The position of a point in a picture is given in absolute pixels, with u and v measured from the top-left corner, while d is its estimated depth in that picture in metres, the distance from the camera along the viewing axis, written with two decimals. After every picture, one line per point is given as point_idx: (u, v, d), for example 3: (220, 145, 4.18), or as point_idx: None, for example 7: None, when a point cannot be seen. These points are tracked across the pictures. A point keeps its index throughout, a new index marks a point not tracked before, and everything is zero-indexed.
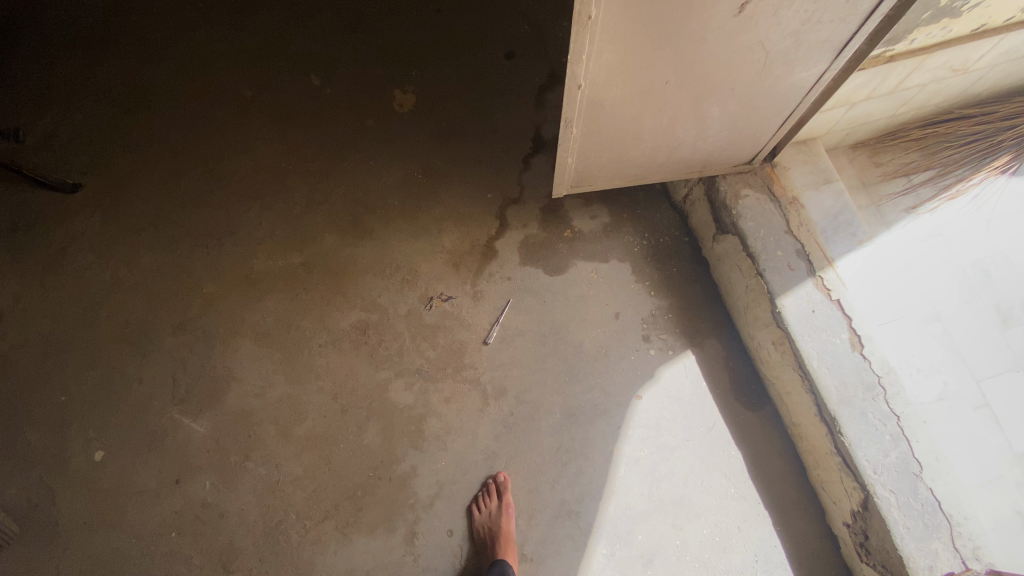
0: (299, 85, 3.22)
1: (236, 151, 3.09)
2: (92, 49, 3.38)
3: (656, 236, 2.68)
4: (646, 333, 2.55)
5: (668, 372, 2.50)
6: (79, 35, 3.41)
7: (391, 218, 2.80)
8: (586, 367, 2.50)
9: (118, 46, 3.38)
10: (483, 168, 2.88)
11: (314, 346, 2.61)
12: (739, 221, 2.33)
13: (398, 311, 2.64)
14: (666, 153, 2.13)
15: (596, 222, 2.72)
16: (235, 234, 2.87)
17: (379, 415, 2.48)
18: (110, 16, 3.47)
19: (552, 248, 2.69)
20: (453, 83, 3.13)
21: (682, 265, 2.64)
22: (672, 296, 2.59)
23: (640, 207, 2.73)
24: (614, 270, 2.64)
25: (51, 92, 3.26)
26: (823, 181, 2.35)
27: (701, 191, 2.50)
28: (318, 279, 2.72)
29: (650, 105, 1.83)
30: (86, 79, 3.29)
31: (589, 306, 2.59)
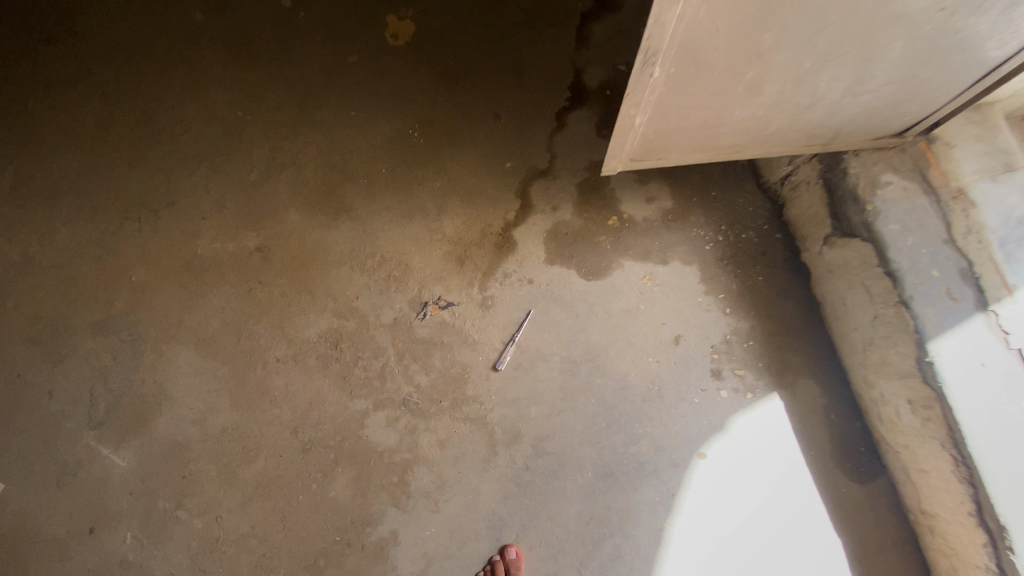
0: (264, 6, 2.44)
1: (181, 93, 2.37)
2: None
3: (736, 232, 1.94)
4: (717, 367, 1.83)
5: (744, 422, 1.80)
6: None
7: (375, 191, 2.09)
8: (632, 410, 1.80)
9: None
10: (501, 126, 2.12)
11: (269, 360, 1.98)
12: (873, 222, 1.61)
13: (379, 318, 1.96)
14: (788, 120, 1.41)
15: (653, 208, 1.97)
16: (174, 205, 2.20)
17: (350, 459, 1.86)
18: None
19: (591, 241, 1.96)
20: (465, 7, 2.32)
21: (771, 273, 1.90)
22: (756, 317, 1.86)
23: (716, 190, 1.99)
24: (676, 275, 1.90)
25: None
26: (1005, 166, 1.56)
27: (818, 174, 1.77)
28: (276, 270, 2.06)
29: (793, 32, 1.10)
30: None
31: (638, 325, 1.87)
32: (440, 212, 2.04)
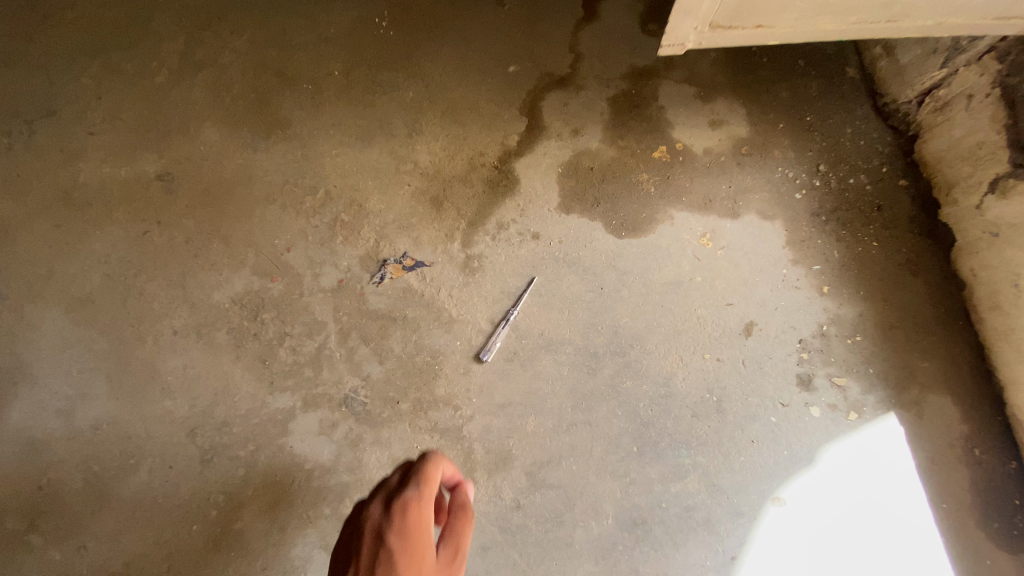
0: None
1: None
2: None
3: (841, 176, 1.32)
4: (806, 372, 1.23)
5: (843, 454, 1.20)
6: None
7: (323, 101, 1.48)
8: (677, 431, 1.22)
9: None
10: (504, 16, 1.50)
11: (164, 332, 1.41)
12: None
13: (317, 280, 1.37)
14: None
15: (719, 137, 1.36)
16: (55, 114, 1.61)
17: (265, 478, 1.29)
18: None
19: (626, 181, 1.35)
20: None
21: (891, 239, 1.29)
22: (867, 302, 1.26)
23: (811, 114, 1.36)
24: (749, 234, 1.30)
25: None
26: None
27: (993, 79, 1.15)
28: (183, 207, 1.48)
29: None
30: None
31: (690, 304, 1.27)
32: (411, 133, 1.42)
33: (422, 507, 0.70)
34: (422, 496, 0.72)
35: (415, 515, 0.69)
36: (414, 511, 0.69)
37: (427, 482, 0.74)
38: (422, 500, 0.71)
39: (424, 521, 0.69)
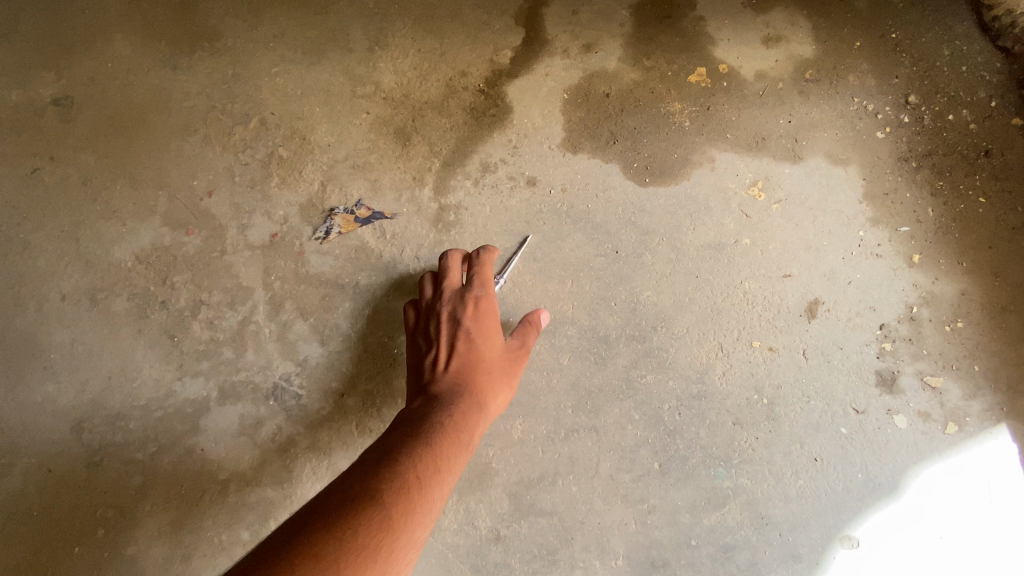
0: None
1: None
2: None
3: (937, 111, 1.00)
4: (888, 368, 0.92)
5: (937, 481, 0.89)
6: None
7: (264, 6, 1.15)
8: (713, 443, 0.91)
9: None
10: None
11: (50, 298, 1.09)
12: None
13: (244, 234, 1.05)
14: None
15: (776, 57, 1.03)
16: None
17: (170, 489, 0.99)
18: None
19: (652, 113, 1.02)
20: None
21: (1003, 194, 0.97)
22: (971, 276, 0.94)
23: (898, 30, 1.04)
24: (815, 183, 0.98)
25: None
26: None
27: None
28: (84, 140, 1.15)
29: None
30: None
31: (734, 274, 0.96)
32: (373, 47, 1.10)
33: (489, 300, 0.85)
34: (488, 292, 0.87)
35: (486, 305, 0.85)
36: (483, 302, 0.85)
37: (489, 282, 0.89)
38: (488, 297, 0.86)
39: (491, 311, 0.85)
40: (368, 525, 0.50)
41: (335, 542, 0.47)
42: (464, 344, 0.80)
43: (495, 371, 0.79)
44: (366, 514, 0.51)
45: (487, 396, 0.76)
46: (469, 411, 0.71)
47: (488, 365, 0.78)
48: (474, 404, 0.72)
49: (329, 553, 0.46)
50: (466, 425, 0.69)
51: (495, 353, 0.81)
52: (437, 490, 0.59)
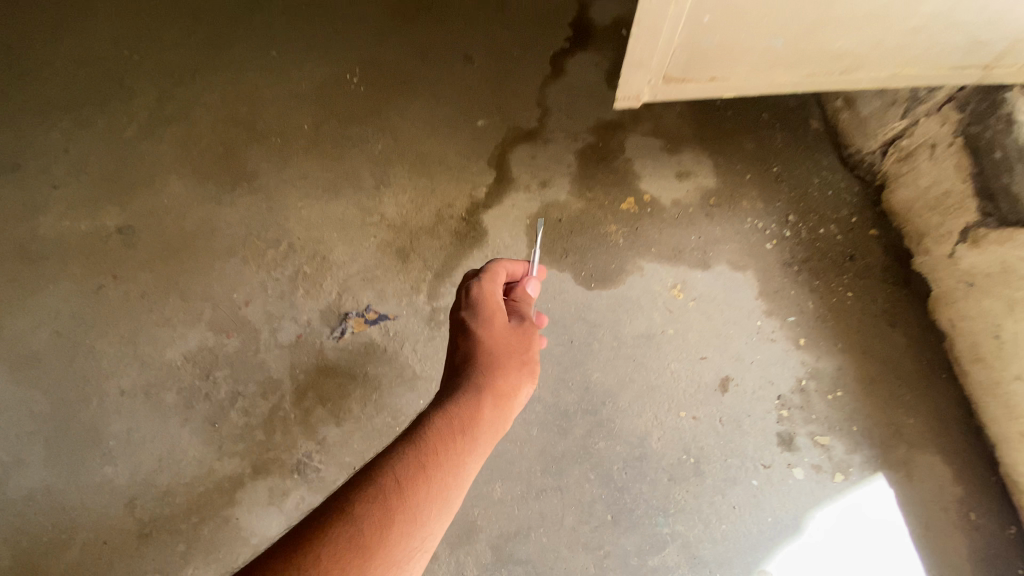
0: None
1: (56, 31, 1.79)
2: None
3: (811, 226, 1.31)
4: (787, 431, 1.17)
5: (832, 520, 1.12)
6: None
7: (291, 154, 1.47)
8: (654, 496, 1.14)
9: None
10: (472, 72, 1.51)
11: (110, 393, 1.33)
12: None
13: (275, 335, 1.31)
14: None
15: (687, 188, 1.35)
16: (21, 168, 1.61)
17: (209, 554, 1.19)
18: None
19: (595, 233, 1.32)
20: None
21: (866, 288, 1.26)
22: (845, 354, 1.21)
23: (779, 165, 1.36)
24: (722, 284, 1.27)
25: None
26: None
27: (956, 128, 1.09)
28: (142, 261, 1.43)
29: None
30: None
31: (663, 359, 1.23)
32: (378, 185, 1.41)
33: (485, 291, 0.83)
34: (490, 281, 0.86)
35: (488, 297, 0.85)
36: (480, 294, 0.83)
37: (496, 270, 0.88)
38: (486, 285, 0.84)
39: (489, 298, 0.83)
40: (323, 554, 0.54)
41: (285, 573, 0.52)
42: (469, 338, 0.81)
43: (498, 360, 0.78)
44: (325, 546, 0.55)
45: (484, 393, 0.74)
46: (457, 417, 0.70)
47: (487, 357, 0.77)
48: (467, 404, 0.72)
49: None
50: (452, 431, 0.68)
51: (501, 337, 0.80)
52: (426, 494, 0.62)
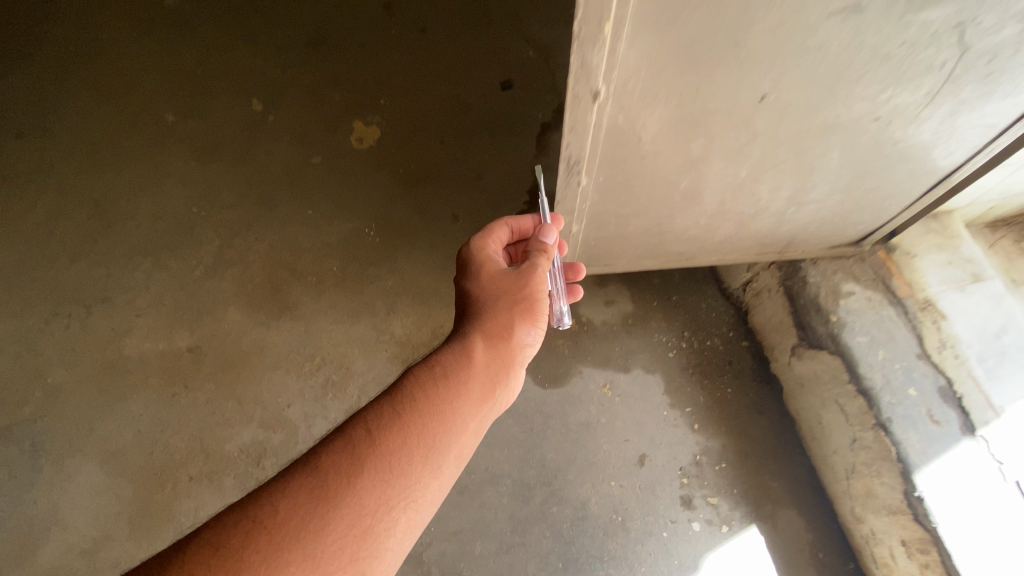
0: (234, 112, 2.51)
1: (138, 191, 2.35)
2: (23, 71, 2.87)
3: (701, 339, 1.83)
4: (687, 494, 1.62)
5: (721, 561, 1.54)
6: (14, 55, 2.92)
7: (323, 288, 2.01)
8: (592, 547, 1.57)
9: (45, 67, 2.86)
10: (457, 227, 2.09)
11: (182, 479, 1.77)
12: (937, 321, 1.44)
13: (309, 430, 1.79)
14: (736, 225, 1.30)
15: (612, 312, 1.88)
16: (110, 300, 2.10)
17: None
18: (46, 36, 2.96)
19: (548, 347, 1.82)
20: (428, 114, 2.37)
21: (741, 384, 1.76)
22: (727, 435, 1.69)
23: (677, 294, 1.90)
24: (638, 384, 1.77)
25: None
26: (969, 276, 1.49)
27: (778, 281, 1.67)
28: (207, 374, 1.91)
29: (723, 143, 0.99)
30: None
31: (597, 441, 1.69)
32: (389, 311, 1.94)
33: (483, 254, 1.20)
34: (493, 240, 1.23)
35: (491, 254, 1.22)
36: (483, 255, 1.19)
37: (492, 237, 1.24)
38: (484, 250, 1.20)
39: (484, 259, 1.19)
40: (345, 450, 0.86)
41: (319, 461, 0.84)
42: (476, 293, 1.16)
43: (488, 308, 1.12)
44: (349, 441, 0.87)
45: (473, 336, 1.08)
46: (451, 359, 1.03)
47: (480, 306, 1.13)
48: (458, 351, 1.05)
49: (300, 496, 0.80)
50: (447, 368, 1.01)
51: (492, 291, 1.14)
52: (421, 413, 0.93)
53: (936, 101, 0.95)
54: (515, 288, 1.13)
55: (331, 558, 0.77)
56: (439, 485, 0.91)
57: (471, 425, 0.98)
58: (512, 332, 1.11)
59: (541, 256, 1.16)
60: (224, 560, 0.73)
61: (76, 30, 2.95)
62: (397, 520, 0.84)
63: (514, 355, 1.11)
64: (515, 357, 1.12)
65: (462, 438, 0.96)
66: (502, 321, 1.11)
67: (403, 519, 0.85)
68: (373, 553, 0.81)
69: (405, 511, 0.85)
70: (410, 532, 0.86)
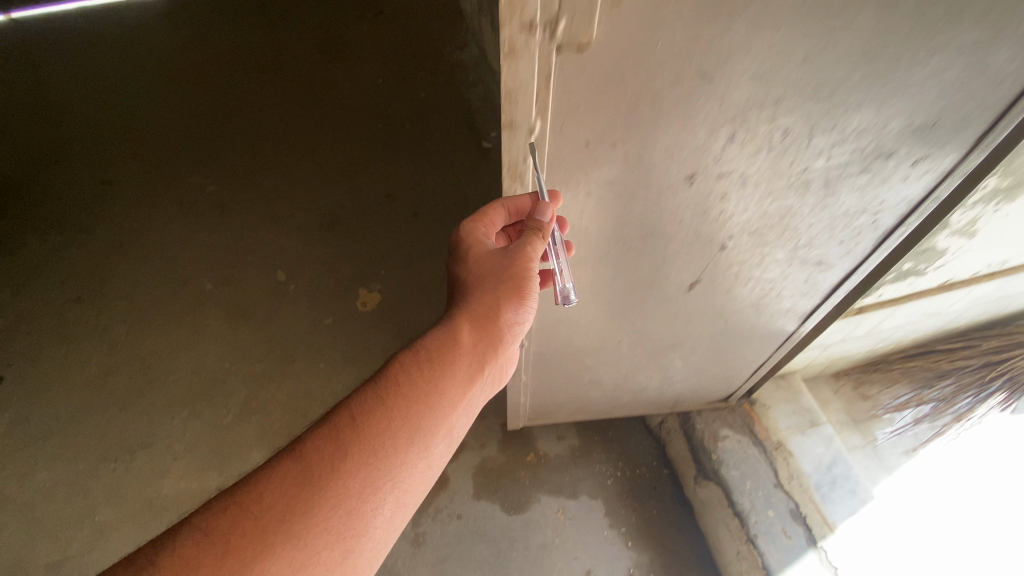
0: (262, 280, 3.16)
1: (179, 348, 2.92)
2: (80, 239, 3.51)
3: (633, 468, 2.35)
4: None
5: None
6: (76, 226, 3.59)
7: None
8: None
9: (101, 237, 3.51)
10: None
11: None
12: (786, 457, 2.03)
13: None
14: (628, 395, 1.99)
15: (563, 447, 2.40)
16: (153, 445, 2.64)
17: None
18: (103, 210, 3.66)
19: (512, 479, 2.32)
20: (419, 284, 3.08)
21: (664, 506, 2.25)
22: (654, 551, 2.15)
23: (613, 430, 2.45)
24: (584, 508, 2.25)
25: (24, 281, 3.35)
26: (807, 423, 2.10)
27: (673, 423, 2.30)
28: None
29: (605, 359, 1.70)
30: (58, 271, 3.36)
31: (552, 558, 2.14)
32: None
33: (476, 239, 1.28)
34: (484, 223, 1.29)
35: (481, 237, 1.29)
36: (476, 242, 1.28)
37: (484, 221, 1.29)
38: (477, 235, 1.28)
39: (475, 246, 1.27)
40: (335, 432, 0.99)
41: (311, 444, 0.97)
42: (465, 276, 1.27)
43: (475, 296, 1.23)
44: (340, 424, 1.00)
45: (458, 325, 1.21)
46: (435, 349, 1.15)
47: (469, 294, 1.24)
48: (443, 338, 1.17)
49: (294, 473, 0.93)
50: (432, 356, 1.14)
51: (479, 277, 1.24)
52: (404, 398, 1.05)
53: (727, 332, 1.63)
54: (502, 269, 1.21)
55: (318, 536, 0.89)
56: (424, 460, 1.05)
57: (454, 403, 1.11)
58: (497, 312, 1.22)
59: (535, 236, 1.07)
60: (227, 527, 0.87)
61: (130, 206, 3.65)
62: (382, 496, 0.98)
63: (500, 334, 1.24)
64: (500, 335, 1.24)
65: (446, 416, 1.10)
66: (486, 307, 1.21)
67: (389, 496, 0.99)
68: (359, 527, 0.94)
69: (391, 489, 0.99)
70: (396, 505, 1.00)
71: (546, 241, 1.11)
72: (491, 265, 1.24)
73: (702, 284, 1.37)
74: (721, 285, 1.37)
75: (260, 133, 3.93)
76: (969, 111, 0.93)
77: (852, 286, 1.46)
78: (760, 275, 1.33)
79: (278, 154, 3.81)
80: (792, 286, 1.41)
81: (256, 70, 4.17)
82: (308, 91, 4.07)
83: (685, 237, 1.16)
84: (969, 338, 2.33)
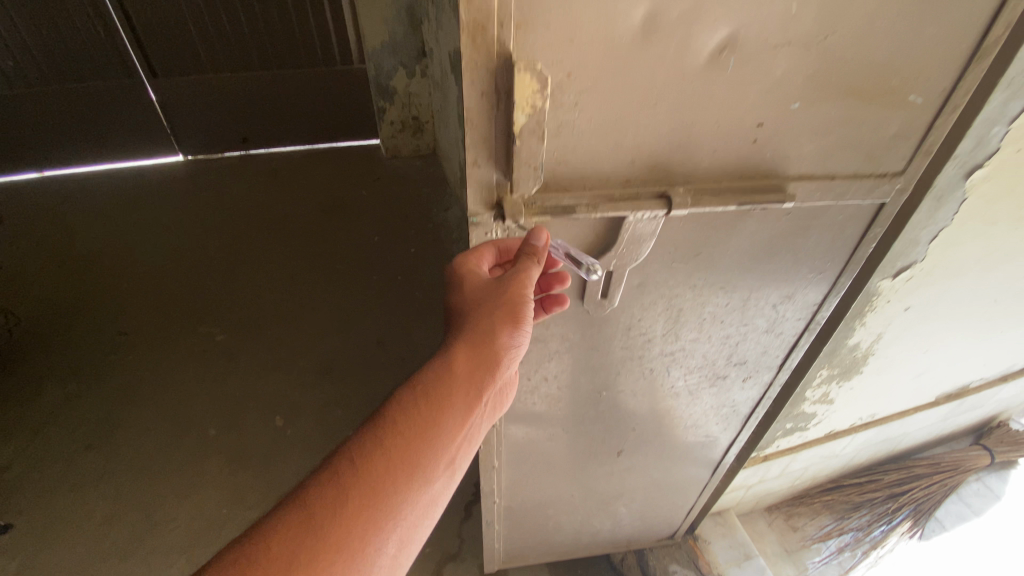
0: (262, 427, 3.46)
1: (181, 496, 3.16)
2: (82, 383, 3.57)
3: None
4: None
5: None
6: (78, 369, 3.62)
7: None
8: None
9: (105, 383, 3.58)
10: None
11: None
12: None
13: None
14: (587, 536, 2.32)
15: None
16: None
17: None
18: (110, 352, 3.73)
19: None
20: None
21: None
22: None
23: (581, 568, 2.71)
24: None
25: (22, 422, 3.37)
26: (743, 556, 2.47)
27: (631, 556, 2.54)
28: None
29: (563, 508, 2.08)
30: (65, 420, 3.40)
31: None
32: None
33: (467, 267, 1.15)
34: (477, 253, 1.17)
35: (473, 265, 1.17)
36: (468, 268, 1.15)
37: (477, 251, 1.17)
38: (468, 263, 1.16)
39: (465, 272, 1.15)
40: (335, 477, 0.97)
41: (312, 491, 0.95)
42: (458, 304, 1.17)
43: (469, 325, 1.13)
44: (340, 468, 0.98)
45: (452, 355, 1.13)
46: (431, 382, 1.09)
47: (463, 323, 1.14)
48: (437, 370, 1.11)
49: (297, 521, 0.91)
50: (427, 391, 1.08)
51: (472, 306, 1.13)
52: (401, 439, 1.02)
53: (656, 484, 2.07)
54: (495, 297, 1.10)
55: None
56: (425, 496, 1.03)
57: (452, 437, 1.07)
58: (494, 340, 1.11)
59: (529, 261, 0.99)
60: None
61: (138, 351, 3.74)
62: (386, 535, 0.97)
63: (498, 362, 1.14)
64: (499, 362, 1.16)
65: (445, 449, 1.06)
66: (480, 336, 1.12)
67: (393, 534, 0.98)
68: (364, 568, 0.94)
69: (394, 528, 0.98)
70: (401, 542, 1.00)
71: (542, 267, 1.02)
72: (484, 292, 1.13)
73: (626, 451, 1.84)
74: (640, 453, 1.86)
75: (267, 281, 4.21)
76: (766, 358, 1.51)
77: (738, 447, 1.98)
78: (669, 443, 1.84)
79: (275, 301, 4.08)
80: (692, 451, 1.92)
81: (262, 223, 4.57)
82: (309, 241, 4.49)
83: (604, 424, 1.67)
84: (873, 471, 2.80)
